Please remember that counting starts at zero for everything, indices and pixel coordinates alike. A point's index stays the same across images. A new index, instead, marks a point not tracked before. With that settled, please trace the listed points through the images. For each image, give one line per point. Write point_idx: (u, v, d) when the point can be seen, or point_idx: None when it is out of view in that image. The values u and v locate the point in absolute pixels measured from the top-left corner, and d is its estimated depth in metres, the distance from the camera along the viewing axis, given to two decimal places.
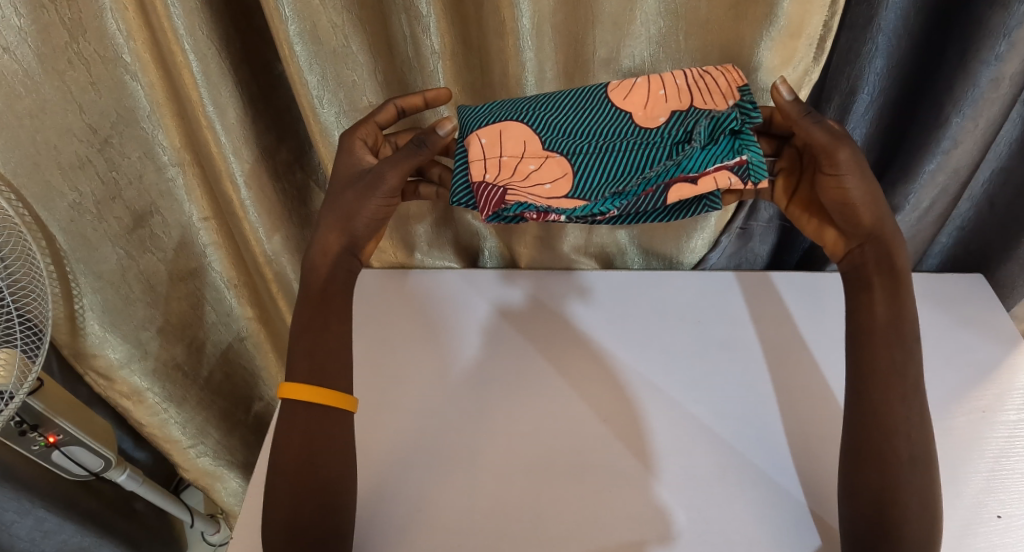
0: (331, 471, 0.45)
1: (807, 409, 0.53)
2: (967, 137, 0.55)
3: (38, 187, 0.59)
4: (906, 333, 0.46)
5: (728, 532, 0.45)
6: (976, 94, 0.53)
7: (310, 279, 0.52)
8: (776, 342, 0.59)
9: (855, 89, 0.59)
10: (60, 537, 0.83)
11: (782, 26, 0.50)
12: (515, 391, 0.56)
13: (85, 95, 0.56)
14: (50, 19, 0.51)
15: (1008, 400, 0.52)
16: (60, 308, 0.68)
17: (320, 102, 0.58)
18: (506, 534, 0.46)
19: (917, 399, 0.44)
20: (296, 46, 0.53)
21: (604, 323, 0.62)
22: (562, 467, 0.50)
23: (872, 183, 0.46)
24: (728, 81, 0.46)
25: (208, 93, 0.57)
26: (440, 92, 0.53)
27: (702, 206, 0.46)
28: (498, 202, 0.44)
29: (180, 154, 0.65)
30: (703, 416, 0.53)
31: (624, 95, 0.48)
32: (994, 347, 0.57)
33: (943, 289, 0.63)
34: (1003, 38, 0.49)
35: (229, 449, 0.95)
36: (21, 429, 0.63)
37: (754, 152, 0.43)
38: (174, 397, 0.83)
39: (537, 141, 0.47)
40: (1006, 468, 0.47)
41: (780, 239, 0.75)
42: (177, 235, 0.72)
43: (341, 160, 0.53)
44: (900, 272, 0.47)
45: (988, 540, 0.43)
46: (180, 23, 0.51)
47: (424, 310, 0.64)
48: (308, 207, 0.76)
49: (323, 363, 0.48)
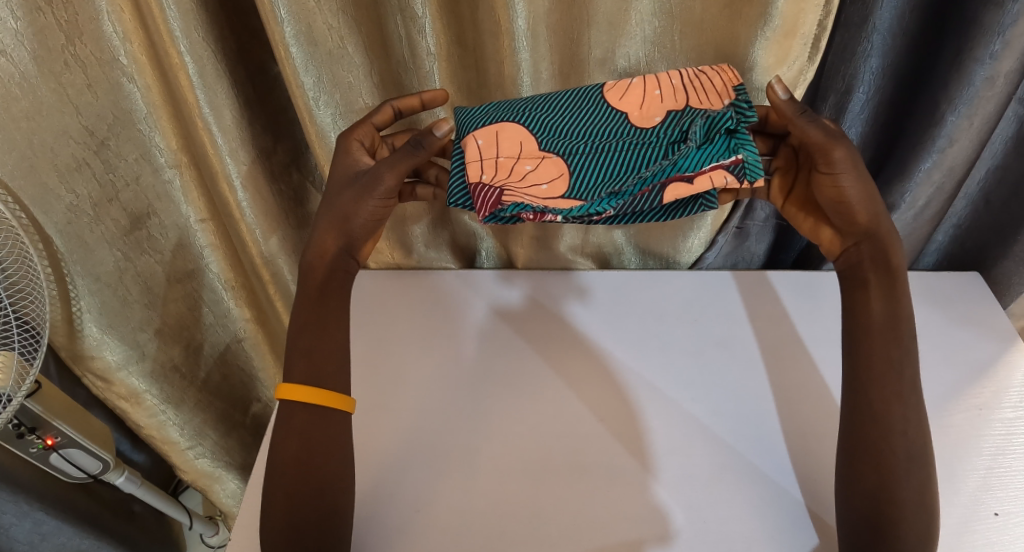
0: (328, 472, 0.45)
1: (803, 407, 0.53)
2: (963, 134, 0.55)
3: (35, 189, 0.59)
4: (903, 331, 0.46)
5: (726, 531, 0.45)
6: (971, 92, 0.53)
7: (307, 280, 0.52)
8: (772, 341, 0.59)
9: (850, 89, 0.60)
10: (58, 539, 0.83)
11: (777, 25, 0.50)
12: (513, 391, 0.56)
13: (81, 97, 0.56)
14: (46, 22, 0.51)
15: (1005, 398, 0.52)
16: (58, 310, 0.69)
17: (316, 104, 0.58)
18: (504, 534, 0.46)
19: (913, 397, 0.44)
20: (292, 48, 0.53)
21: (601, 322, 0.62)
22: (560, 467, 0.50)
23: (867, 182, 0.46)
24: (723, 80, 0.47)
25: (204, 94, 0.57)
26: (436, 92, 0.53)
27: (698, 206, 0.46)
28: (494, 202, 0.44)
29: (176, 156, 0.65)
30: (700, 415, 0.53)
31: (620, 95, 0.48)
32: (991, 344, 0.57)
33: (940, 287, 0.63)
34: (998, 37, 0.49)
35: (228, 450, 0.95)
36: (19, 432, 0.63)
37: (750, 152, 0.43)
38: (171, 398, 0.83)
39: (533, 142, 0.47)
40: (1003, 465, 0.47)
41: (777, 238, 0.75)
42: (175, 237, 0.71)
43: (338, 161, 0.53)
44: (896, 269, 0.47)
45: (985, 538, 0.44)
46: (176, 25, 0.51)
47: (423, 311, 0.64)
48: (305, 208, 0.75)
49: (320, 364, 0.48)
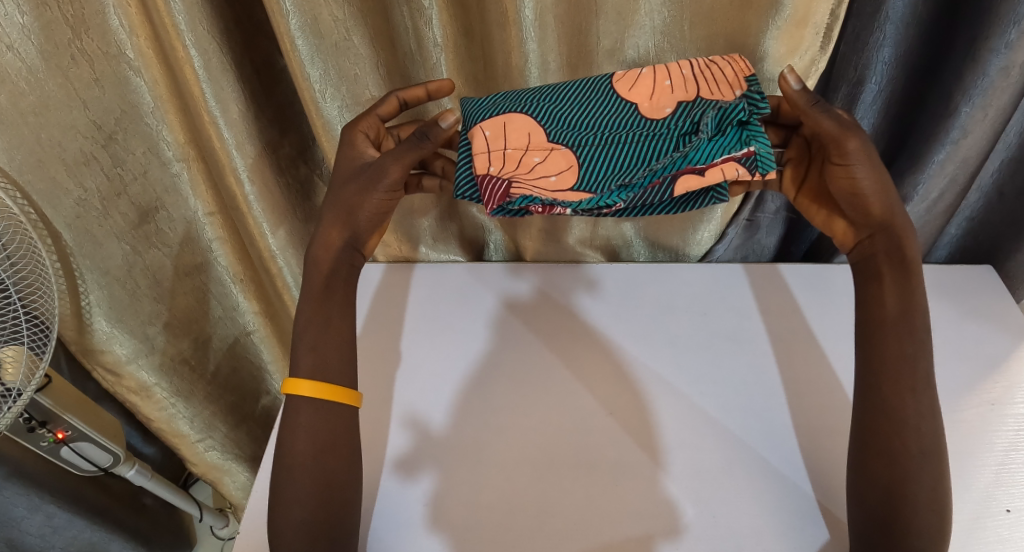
0: (336, 466, 0.45)
1: (814, 402, 0.53)
2: (977, 126, 0.54)
3: (43, 183, 0.59)
4: (917, 324, 0.45)
5: (734, 525, 0.45)
6: (986, 82, 0.52)
7: (312, 274, 0.51)
8: (783, 334, 0.58)
9: (863, 79, 0.59)
10: (70, 531, 0.85)
11: (788, 15, 0.50)
12: (519, 386, 0.56)
13: (88, 91, 0.56)
14: (52, 16, 0.51)
15: (1017, 394, 0.51)
16: (66, 305, 0.69)
17: (322, 96, 0.58)
18: (512, 529, 0.46)
19: (927, 392, 0.44)
20: (298, 40, 0.53)
21: (610, 315, 0.61)
22: (566, 461, 0.50)
23: (882, 172, 0.45)
24: (734, 70, 0.46)
25: (210, 88, 0.56)
26: (442, 83, 0.53)
27: (709, 198, 0.46)
28: (503, 195, 0.44)
29: (184, 148, 0.65)
30: (709, 408, 0.53)
31: (630, 85, 0.47)
32: (1003, 338, 0.56)
33: (952, 281, 0.62)
34: (1013, 25, 0.48)
35: (237, 442, 0.96)
36: (29, 425, 0.64)
37: (762, 144, 0.42)
38: (181, 392, 0.84)
39: (541, 133, 0.47)
40: (1016, 462, 0.47)
41: (787, 231, 0.74)
42: (183, 229, 0.72)
43: (343, 153, 0.52)
44: (911, 262, 0.46)
45: (996, 535, 0.43)
46: (181, 18, 0.51)
47: (430, 305, 0.64)
48: (312, 201, 0.76)
49: (326, 358, 0.48)
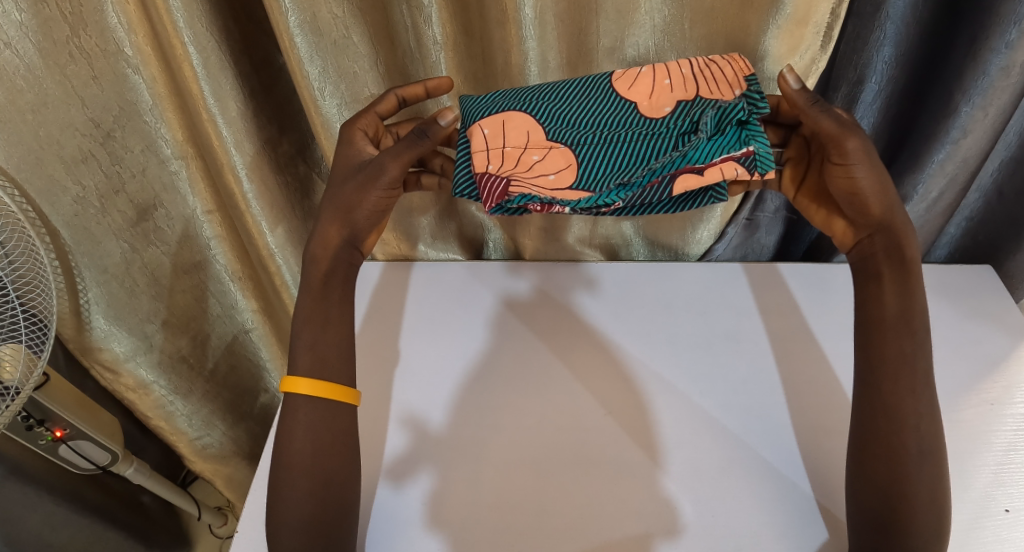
0: (333, 465, 0.45)
1: (813, 401, 0.53)
2: (977, 126, 0.54)
3: (41, 181, 0.59)
4: (916, 324, 0.45)
5: (732, 524, 0.45)
6: (986, 83, 0.51)
7: (311, 271, 0.51)
8: (782, 333, 0.58)
9: (862, 79, 0.59)
10: (68, 529, 0.85)
11: (788, 14, 0.50)
12: (517, 385, 0.55)
13: (86, 89, 0.56)
14: (51, 15, 0.50)
15: (1015, 394, 0.51)
16: (66, 303, 0.69)
17: (321, 94, 0.58)
18: (511, 528, 0.46)
19: (926, 392, 0.44)
20: (297, 37, 0.52)
21: (609, 315, 0.61)
22: (565, 459, 0.50)
23: (882, 172, 0.45)
24: (734, 69, 0.46)
25: (209, 85, 0.56)
26: (441, 81, 0.53)
27: (708, 198, 0.46)
28: (502, 193, 0.44)
29: (182, 147, 0.65)
30: (707, 408, 0.53)
31: (629, 84, 0.47)
32: (1003, 339, 0.56)
33: (952, 281, 0.62)
34: (1014, 25, 0.48)
35: (236, 439, 0.96)
36: (27, 423, 0.64)
37: (761, 144, 0.42)
38: (180, 389, 0.84)
39: (540, 131, 0.46)
40: (1015, 462, 0.47)
41: (786, 230, 0.74)
42: (181, 227, 0.71)
43: (341, 151, 0.52)
44: (910, 262, 0.46)
45: (996, 535, 0.43)
46: (180, 16, 0.51)
47: (428, 304, 0.64)
48: (311, 199, 0.76)
49: (324, 356, 0.48)
